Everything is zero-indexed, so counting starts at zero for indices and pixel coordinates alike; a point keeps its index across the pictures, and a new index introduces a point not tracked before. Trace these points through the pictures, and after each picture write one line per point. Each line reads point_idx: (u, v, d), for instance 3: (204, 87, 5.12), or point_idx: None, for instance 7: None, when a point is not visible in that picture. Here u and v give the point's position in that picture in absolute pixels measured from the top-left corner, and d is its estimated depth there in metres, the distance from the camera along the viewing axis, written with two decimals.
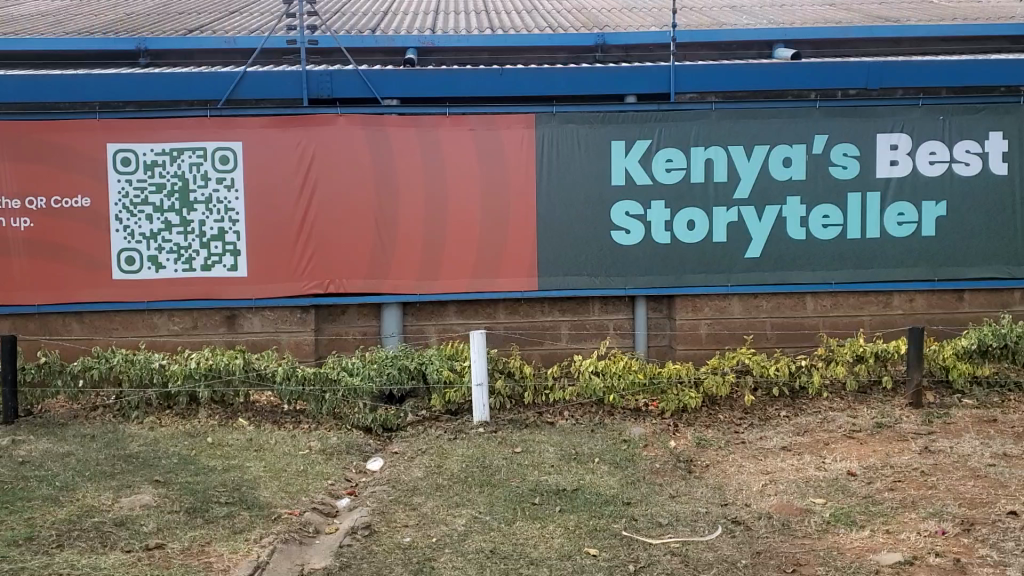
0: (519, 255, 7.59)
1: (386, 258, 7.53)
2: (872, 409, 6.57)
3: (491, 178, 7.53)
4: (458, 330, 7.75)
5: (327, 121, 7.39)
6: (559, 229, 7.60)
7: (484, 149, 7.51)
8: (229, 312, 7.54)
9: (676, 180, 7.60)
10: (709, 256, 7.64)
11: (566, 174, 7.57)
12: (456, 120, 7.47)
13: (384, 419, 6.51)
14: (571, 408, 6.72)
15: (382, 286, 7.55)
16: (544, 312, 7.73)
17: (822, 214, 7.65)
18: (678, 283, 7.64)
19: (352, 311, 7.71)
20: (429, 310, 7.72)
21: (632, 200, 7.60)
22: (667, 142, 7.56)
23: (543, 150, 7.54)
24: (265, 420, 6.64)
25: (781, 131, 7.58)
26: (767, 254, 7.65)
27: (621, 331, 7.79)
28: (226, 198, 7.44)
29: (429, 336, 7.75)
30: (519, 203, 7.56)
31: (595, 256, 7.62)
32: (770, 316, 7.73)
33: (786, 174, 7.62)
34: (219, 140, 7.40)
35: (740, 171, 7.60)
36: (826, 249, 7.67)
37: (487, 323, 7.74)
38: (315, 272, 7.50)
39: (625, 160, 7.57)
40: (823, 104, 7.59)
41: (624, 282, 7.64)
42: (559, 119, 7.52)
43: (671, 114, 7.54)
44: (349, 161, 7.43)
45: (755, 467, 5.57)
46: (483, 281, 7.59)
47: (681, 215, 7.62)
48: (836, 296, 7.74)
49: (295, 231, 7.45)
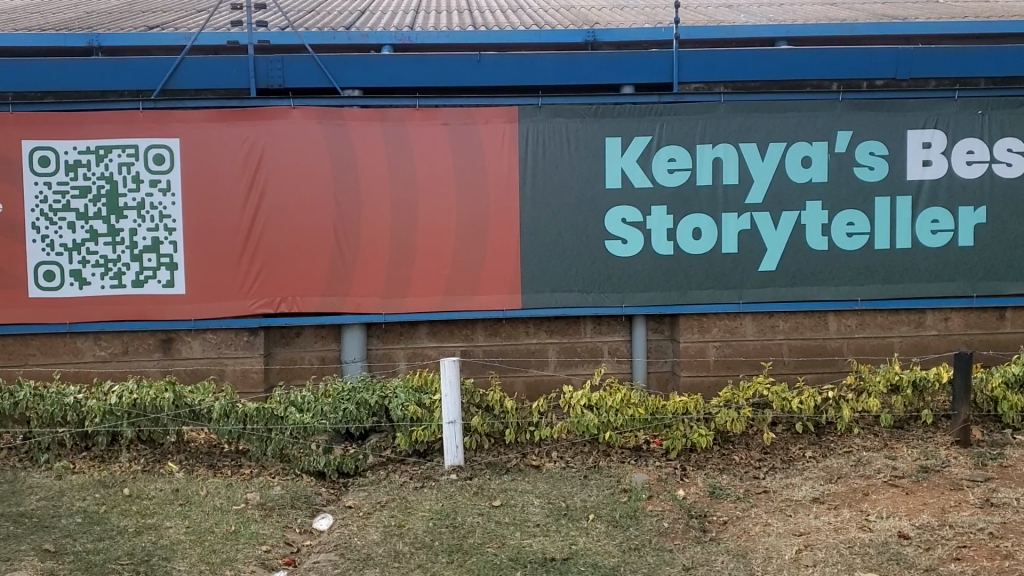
0: (500, 269, 6.61)
1: (347, 272, 6.54)
2: (913, 450, 5.61)
3: (467, 181, 6.56)
4: (431, 355, 6.77)
5: (280, 115, 6.42)
6: (546, 239, 6.63)
7: (459, 148, 6.54)
8: (165, 335, 6.55)
9: (680, 182, 6.64)
10: (717, 269, 6.68)
11: (554, 176, 6.60)
12: (427, 113, 6.50)
13: (339, 462, 5.51)
14: (561, 447, 5.75)
15: (342, 305, 6.56)
16: (529, 333, 6.78)
17: (846, 221, 6.71)
18: (683, 300, 6.68)
19: (308, 332, 6.72)
20: (398, 333, 6.75)
21: (630, 205, 6.63)
22: (670, 140, 6.62)
23: (527, 147, 6.57)
24: (198, 465, 5.62)
25: (799, 127, 6.65)
26: (784, 266, 6.70)
27: (618, 355, 6.84)
28: (160, 203, 6.44)
29: (398, 363, 6.76)
30: (500, 209, 6.59)
31: (588, 270, 6.65)
32: (788, 338, 6.77)
33: (805, 176, 6.67)
34: (153, 137, 6.41)
35: (752, 172, 6.65)
36: (851, 261, 6.73)
37: (465, 346, 6.77)
38: (265, 289, 6.50)
39: (621, 160, 6.61)
40: (846, 96, 6.67)
41: (620, 299, 6.68)
42: (546, 112, 6.57)
43: (673, 107, 6.61)
44: (304, 160, 6.46)
45: (785, 527, 4.62)
46: (458, 299, 6.61)
47: (686, 223, 6.66)
48: (862, 314, 6.80)
49: (241, 241, 6.46)
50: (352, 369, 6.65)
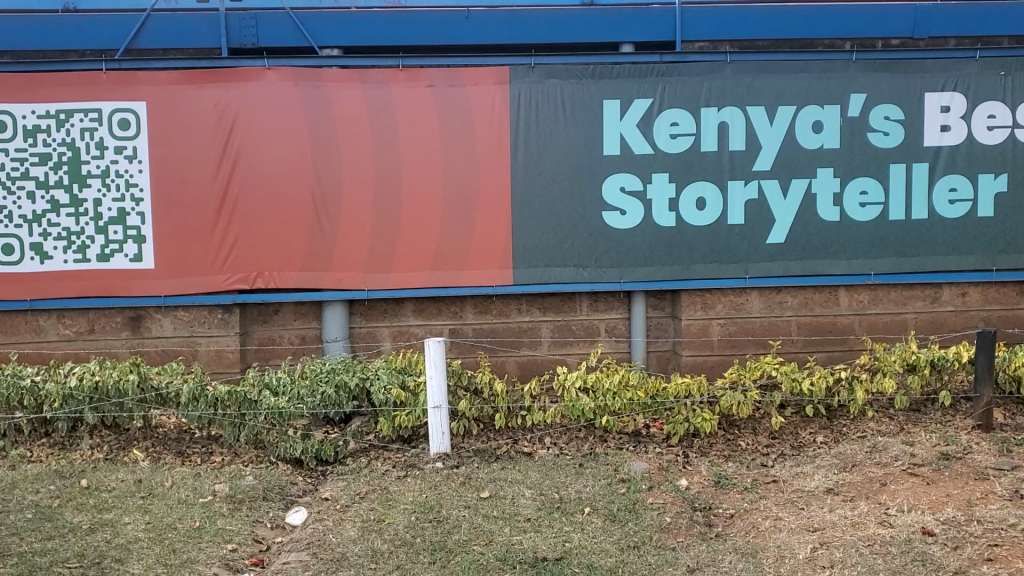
0: (490, 243, 6.21)
1: (327, 246, 6.12)
2: (931, 434, 5.25)
3: (455, 147, 6.13)
4: (417, 333, 6.40)
5: (253, 76, 5.99)
6: (540, 209, 6.21)
7: (446, 111, 6.10)
8: (133, 313, 6.15)
9: (683, 148, 6.22)
10: (722, 242, 6.28)
11: (548, 141, 6.17)
12: (412, 74, 6.07)
13: (317, 450, 5.13)
14: (555, 432, 5.39)
15: (322, 281, 6.15)
16: (521, 311, 6.40)
17: (859, 190, 6.30)
18: (685, 275, 6.28)
19: (287, 309, 6.33)
20: (382, 309, 6.36)
21: (630, 174, 6.21)
22: (672, 103, 6.19)
23: (520, 111, 6.14)
24: (165, 453, 5.24)
25: (810, 89, 6.22)
26: (792, 239, 6.30)
27: (615, 333, 6.47)
28: (126, 171, 6.01)
29: (382, 342, 6.39)
30: (489, 177, 6.16)
31: (584, 243, 6.25)
32: (796, 314, 6.39)
33: (816, 142, 6.25)
34: (118, 100, 5.97)
35: (760, 138, 6.23)
36: (863, 233, 6.32)
37: (454, 324, 6.39)
38: (240, 263, 6.09)
39: (620, 125, 6.18)
40: (860, 56, 6.24)
41: (618, 274, 6.28)
42: (539, 73, 6.14)
43: (675, 68, 6.18)
44: (280, 125, 6.02)
45: (797, 521, 4.24)
46: (446, 275, 6.20)
47: (689, 192, 6.24)
48: (875, 289, 6.42)
49: (214, 212, 6.04)
50: (333, 349, 6.24)
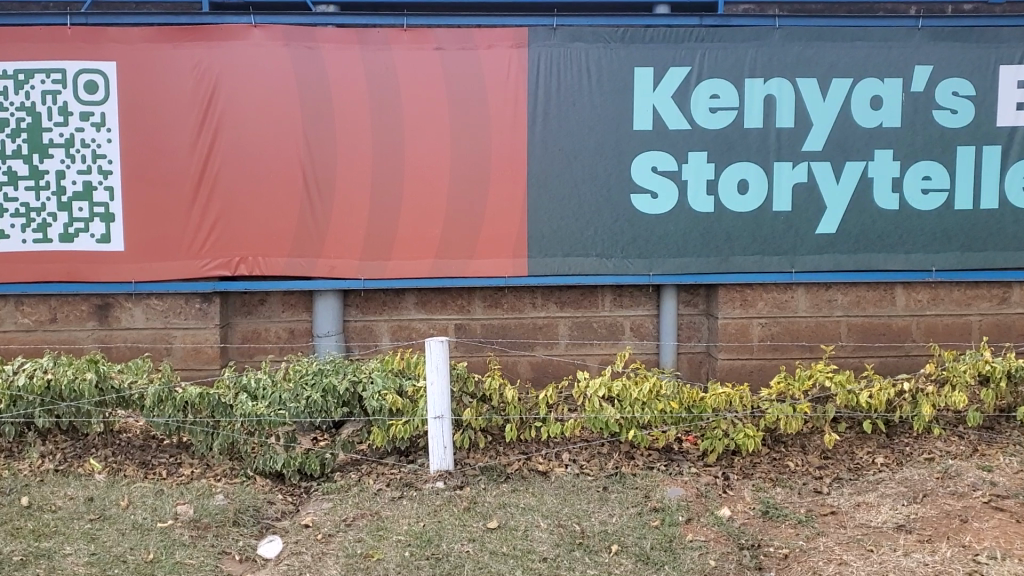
0: (502, 228, 5.50)
1: (319, 228, 5.42)
2: (1010, 460, 4.54)
3: (465, 118, 5.41)
4: (420, 328, 5.72)
5: (238, 34, 5.28)
6: (560, 191, 5.50)
7: (455, 78, 5.39)
8: (101, 301, 5.47)
9: (724, 124, 5.49)
10: (765, 231, 5.56)
11: (571, 114, 5.45)
12: (417, 35, 5.34)
13: (300, 463, 4.45)
14: (574, 449, 4.72)
15: (313, 268, 5.45)
16: (536, 306, 5.73)
17: (921, 175, 5.56)
18: (722, 268, 5.57)
19: (274, 299, 5.64)
20: (382, 300, 5.69)
21: (662, 153, 5.49)
22: (712, 73, 5.46)
23: (539, 80, 5.43)
24: (127, 463, 4.57)
25: (869, 60, 5.48)
26: (845, 229, 5.58)
27: (641, 332, 5.81)
28: (93, 140, 5.32)
29: (380, 340, 5.71)
30: (503, 155, 5.45)
31: (609, 231, 5.54)
32: (846, 314, 5.69)
33: (875, 120, 5.51)
34: (84, 60, 5.27)
35: (811, 114, 5.49)
36: (925, 224, 5.59)
37: (460, 319, 5.73)
38: (220, 246, 5.39)
39: (652, 97, 5.46)
40: (927, 23, 5.48)
41: (647, 266, 5.57)
42: (562, 36, 5.42)
43: (717, 33, 5.45)
44: (268, 91, 5.32)
45: (868, 567, 3.54)
46: (453, 263, 5.50)
47: (729, 174, 5.52)
48: (936, 288, 5.70)
49: (192, 188, 5.35)
50: (330, 348, 5.55)
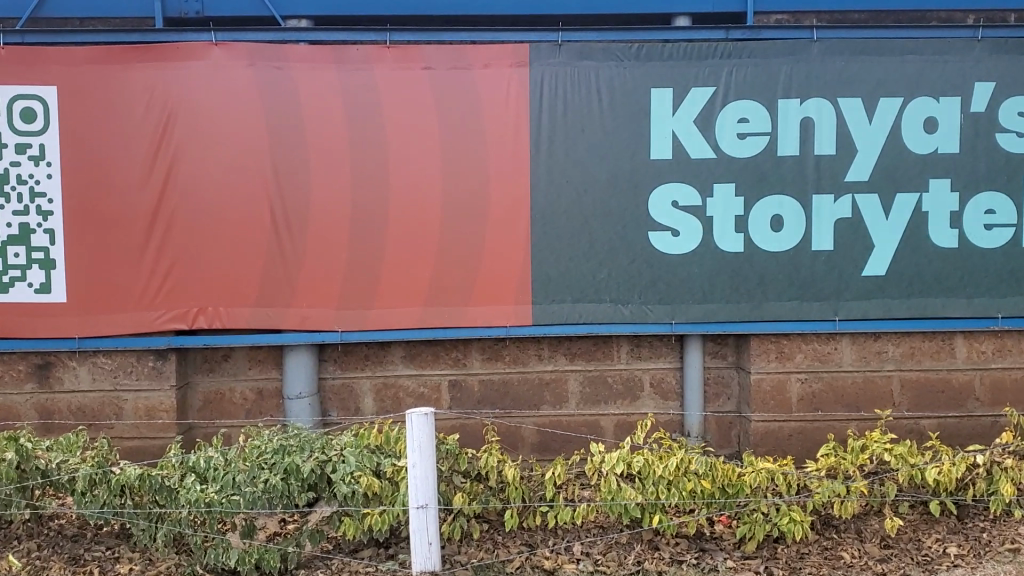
0: (501, 272, 4.78)
1: (290, 274, 4.71)
2: None
3: (457, 147, 4.71)
4: (408, 387, 4.99)
5: (196, 53, 4.61)
6: (568, 229, 4.78)
7: (445, 102, 4.69)
8: (41, 360, 4.77)
9: (755, 151, 4.77)
10: (804, 273, 4.83)
11: (579, 141, 4.75)
12: (402, 52, 4.66)
13: (257, 559, 3.71)
14: (586, 538, 3.98)
15: (284, 320, 4.73)
16: (541, 359, 5.00)
17: (984, 208, 4.82)
18: (754, 316, 4.83)
19: (240, 355, 4.98)
20: (363, 356, 4.97)
21: (684, 184, 4.78)
22: (741, 92, 4.75)
23: (542, 102, 4.73)
24: (53, 560, 3.86)
25: (921, 77, 4.77)
26: (896, 270, 4.84)
27: (663, 389, 5.07)
28: (30, 175, 4.64)
29: (362, 400, 4.99)
30: (501, 189, 4.74)
31: (624, 274, 4.81)
32: (899, 369, 4.94)
33: (929, 144, 4.79)
34: (20, 84, 4.61)
35: (855, 139, 4.78)
36: (989, 263, 4.85)
37: (455, 375, 4.99)
38: (177, 295, 4.69)
39: (672, 121, 4.75)
40: (987, 33, 4.78)
41: (668, 314, 4.84)
42: (568, 53, 4.73)
43: (745, 48, 4.75)
44: (232, 118, 4.64)
45: None
46: (445, 313, 4.77)
47: (761, 208, 4.79)
48: (1002, 337, 4.94)
49: (144, 230, 4.66)
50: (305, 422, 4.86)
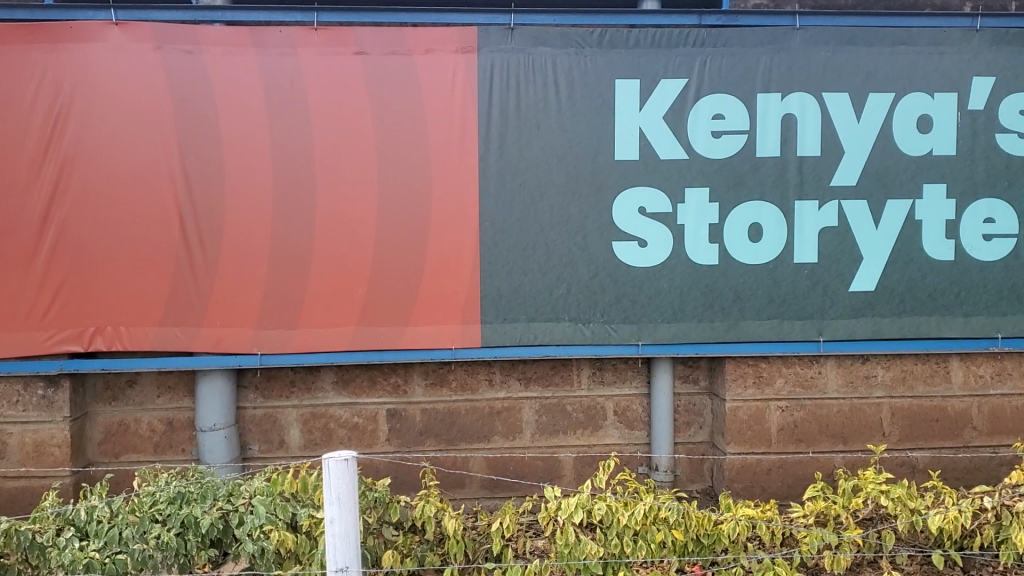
0: (445, 287, 4.20)
1: (203, 288, 4.11)
2: None
3: (395, 144, 4.13)
4: (340, 416, 4.41)
5: (93, 33, 4.00)
6: (521, 239, 4.22)
7: (381, 94, 4.12)
8: None
9: (730, 152, 4.25)
10: (785, 288, 4.31)
11: (534, 139, 4.20)
12: (332, 35, 4.09)
13: None
14: None
15: (196, 341, 4.13)
16: (492, 384, 4.44)
17: (983, 216, 4.34)
18: (730, 336, 4.31)
19: (147, 381, 4.36)
20: (289, 381, 4.39)
21: (652, 189, 4.24)
22: (716, 86, 4.23)
23: (492, 95, 4.17)
24: None
25: (914, 70, 4.29)
26: (886, 286, 4.34)
27: (628, 418, 4.52)
28: None
29: (288, 432, 4.41)
30: (446, 192, 4.17)
31: (585, 290, 4.26)
32: (889, 395, 4.44)
33: (922, 145, 4.30)
34: None
35: (842, 139, 4.27)
36: (989, 278, 4.37)
37: (394, 404, 4.42)
38: (70, 313, 4.06)
39: (639, 117, 4.21)
40: (987, 22, 4.30)
41: (634, 334, 4.29)
42: (522, 38, 4.18)
43: (720, 36, 4.24)
44: (135, 110, 4.03)
45: None
46: (381, 333, 4.19)
47: (738, 216, 4.27)
48: (1002, 360, 4.46)
49: (32, 238, 4.02)
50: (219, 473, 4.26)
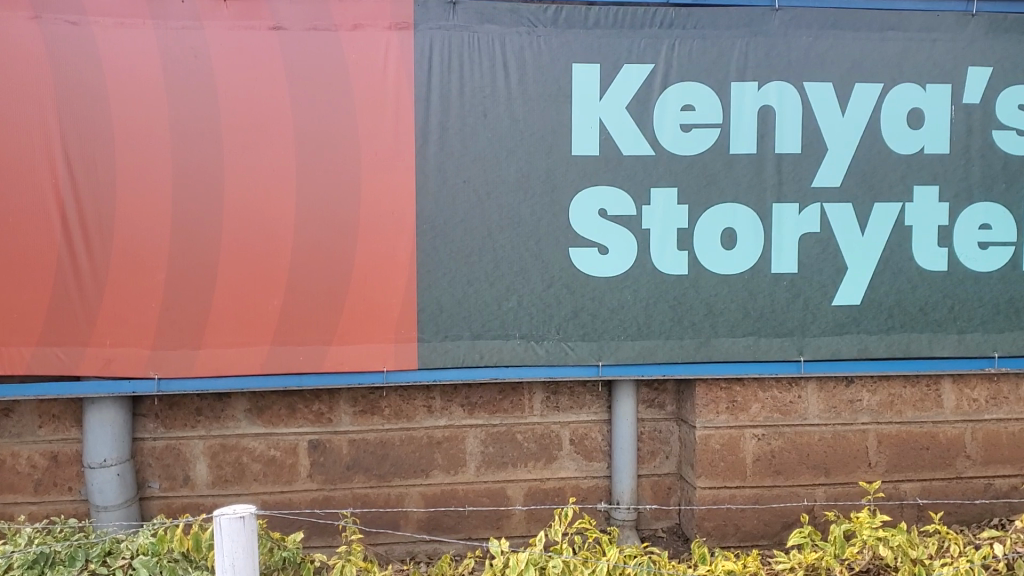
0: (376, 300, 3.64)
1: (91, 300, 3.51)
2: None
3: (318, 133, 3.57)
4: (255, 449, 3.83)
5: None
6: (464, 245, 3.68)
7: (302, 76, 3.55)
8: None
9: (701, 148, 3.75)
10: (762, 302, 3.82)
11: (479, 130, 3.66)
12: (243, 6, 3.50)
13: None
14: None
15: (82, 362, 3.52)
16: (431, 411, 3.88)
17: (979, 222, 3.90)
18: (701, 355, 3.81)
19: (25, 409, 3.72)
20: (195, 409, 3.80)
21: (614, 188, 3.73)
22: (686, 72, 3.73)
23: (430, 79, 3.62)
24: None
25: (904, 58, 3.83)
26: (873, 299, 3.88)
27: (586, 448, 4.00)
28: None
29: (194, 467, 3.82)
30: (377, 191, 3.61)
31: (538, 303, 3.73)
32: (876, 421, 3.98)
33: (913, 143, 3.85)
34: None
35: (825, 134, 3.80)
36: (984, 291, 3.93)
37: (318, 435, 3.85)
38: None
39: (599, 107, 3.70)
40: (983, 6, 3.84)
41: (593, 353, 3.77)
42: (465, 14, 3.64)
43: (691, 15, 3.73)
44: (10, 90, 3.42)
45: None
46: (301, 352, 3.62)
47: (710, 220, 3.78)
48: (997, 382, 4.02)
49: None
50: (107, 522, 3.65)
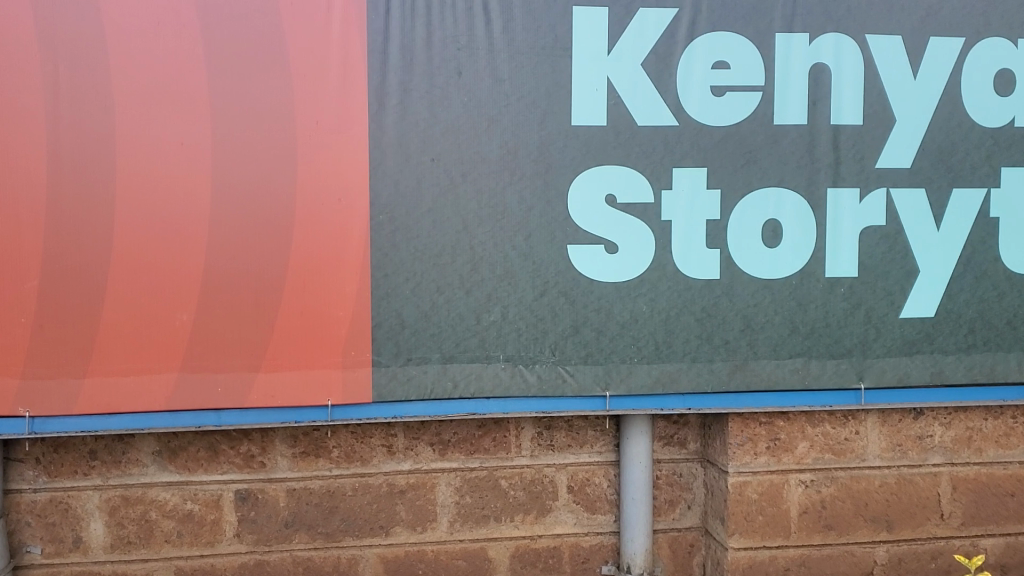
0: (319, 312, 2.81)
1: None
2: None
3: (240, 94, 2.72)
4: (165, 502, 2.99)
5: None
6: (433, 242, 2.85)
7: (219, 18, 2.70)
8: None
9: (736, 118, 2.93)
10: (811, 313, 3.01)
11: (452, 91, 2.82)
12: None
13: None
14: None
15: None
16: (392, 453, 3.06)
17: None
18: (734, 381, 3.00)
19: None
20: (87, 452, 2.95)
21: (626, 169, 2.91)
22: (718, 20, 2.91)
23: (388, 26, 2.79)
24: None
25: (993, 5, 3.01)
26: (950, 311, 3.07)
27: (588, 496, 3.18)
28: None
29: (86, 526, 2.97)
30: (319, 171, 2.78)
31: (527, 316, 2.91)
32: (950, 462, 3.17)
33: (1000, 114, 3.03)
34: None
35: (893, 101, 2.99)
36: None
37: (246, 484, 3.01)
38: None
39: (607, 64, 2.87)
40: None
41: (598, 379, 2.95)
42: None
43: None
44: None
45: None
46: (220, 381, 2.78)
47: (746, 210, 2.96)
48: None
49: None
50: None
